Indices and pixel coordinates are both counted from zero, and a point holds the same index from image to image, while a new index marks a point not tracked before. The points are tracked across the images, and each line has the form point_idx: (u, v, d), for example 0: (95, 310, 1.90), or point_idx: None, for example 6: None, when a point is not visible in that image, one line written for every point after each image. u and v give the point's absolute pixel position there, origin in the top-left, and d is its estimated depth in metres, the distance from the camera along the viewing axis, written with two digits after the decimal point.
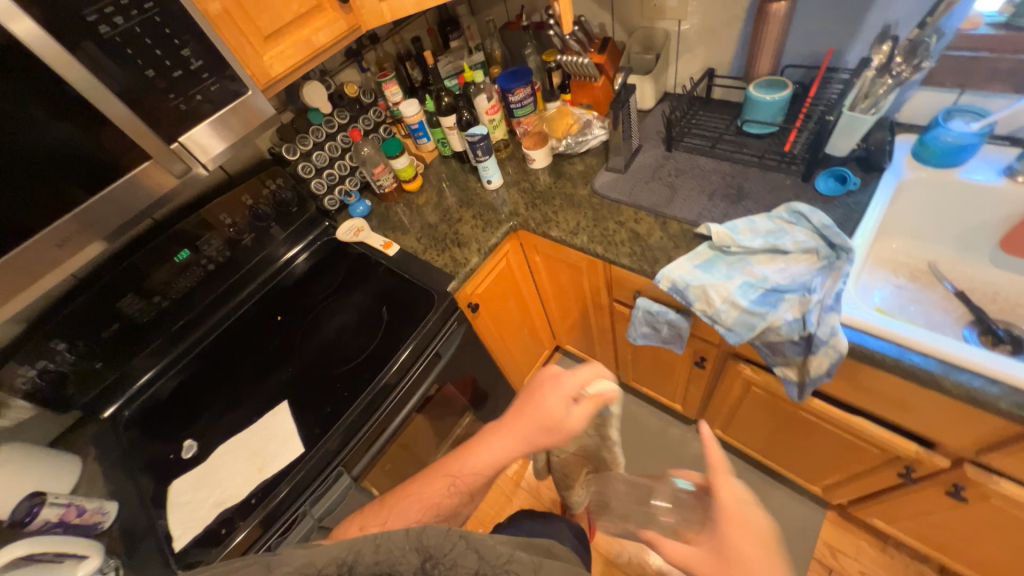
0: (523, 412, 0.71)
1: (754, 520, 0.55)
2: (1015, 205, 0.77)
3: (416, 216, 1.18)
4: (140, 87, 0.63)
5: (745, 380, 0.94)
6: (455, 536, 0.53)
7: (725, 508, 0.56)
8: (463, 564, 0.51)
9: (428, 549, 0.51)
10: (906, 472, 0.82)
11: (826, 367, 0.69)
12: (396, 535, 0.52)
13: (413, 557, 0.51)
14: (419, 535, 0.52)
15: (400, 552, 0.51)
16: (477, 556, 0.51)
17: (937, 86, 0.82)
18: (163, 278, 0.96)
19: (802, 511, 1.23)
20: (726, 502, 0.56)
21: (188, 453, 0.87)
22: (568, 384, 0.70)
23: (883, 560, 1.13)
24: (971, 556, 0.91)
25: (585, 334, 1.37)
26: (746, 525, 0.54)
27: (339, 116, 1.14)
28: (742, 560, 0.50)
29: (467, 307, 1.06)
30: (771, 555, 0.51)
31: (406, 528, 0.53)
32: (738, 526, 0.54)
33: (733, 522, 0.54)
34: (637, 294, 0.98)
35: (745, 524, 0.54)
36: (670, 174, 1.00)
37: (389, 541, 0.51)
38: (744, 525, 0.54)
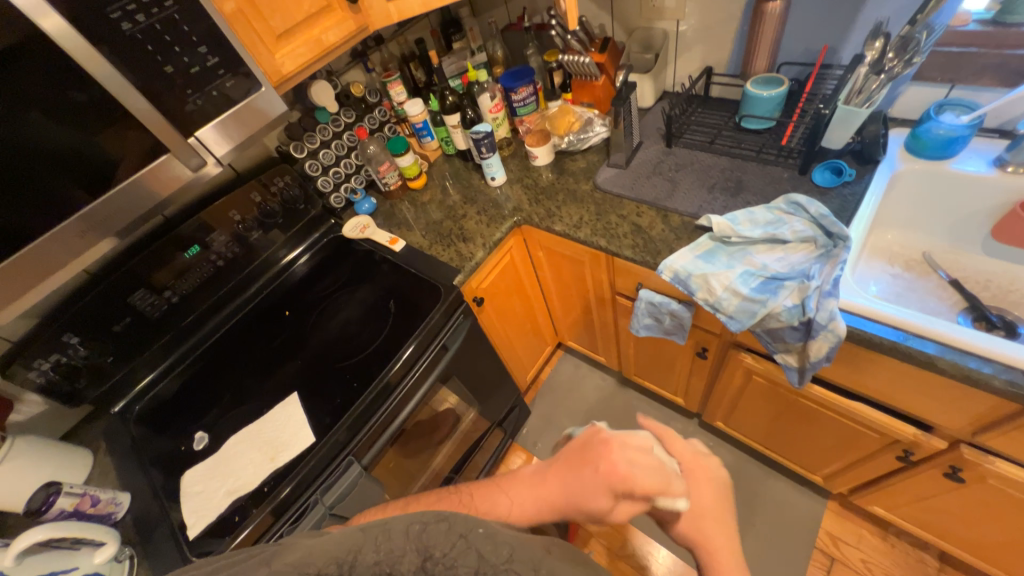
0: (565, 476, 0.55)
1: (709, 471, 0.59)
2: (1005, 195, 0.79)
3: (421, 213, 1.20)
4: (159, 82, 0.65)
5: (746, 369, 0.96)
6: (455, 534, 0.45)
7: (686, 464, 0.59)
8: (464, 563, 0.43)
9: (429, 547, 0.44)
10: (905, 456, 0.84)
11: (825, 351, 0.71)
12: (396, 535, 0.44)
13: (413, 557, 0.43)
14: (420, 532, 0.45)
15: (400, 551, 0.43)
16: (478, 555, 0.43)
17: (928, 82, 0.85)
18: (173, 275, 0.98)
19: (804, 501, 1.25)
20: (683, 457, 0.60)
21: (199, 444, 0.88)
22: (629, 472, 0.51)
23: (884, 548, 1.15)
24: (970, 539, 0.93)
25: (587, 329, 1.39)
26: (705, 475, 0.58)
27: (345, 115, 1.17)
28: (705, 512, 0.55)
29: (473, 301, 1.08)
30: (725, 497, 0.58)
31: (407, 527, 0.45)
32: (698, 478, 0.58)
33: (695, 475, 0.58)
34: (639, 286, 1.00)
35: (706, 477, 0.58)
36: (670, 168, 1.03)
37: (391, 539, 0.44)
38: (705, 476, 0.58)
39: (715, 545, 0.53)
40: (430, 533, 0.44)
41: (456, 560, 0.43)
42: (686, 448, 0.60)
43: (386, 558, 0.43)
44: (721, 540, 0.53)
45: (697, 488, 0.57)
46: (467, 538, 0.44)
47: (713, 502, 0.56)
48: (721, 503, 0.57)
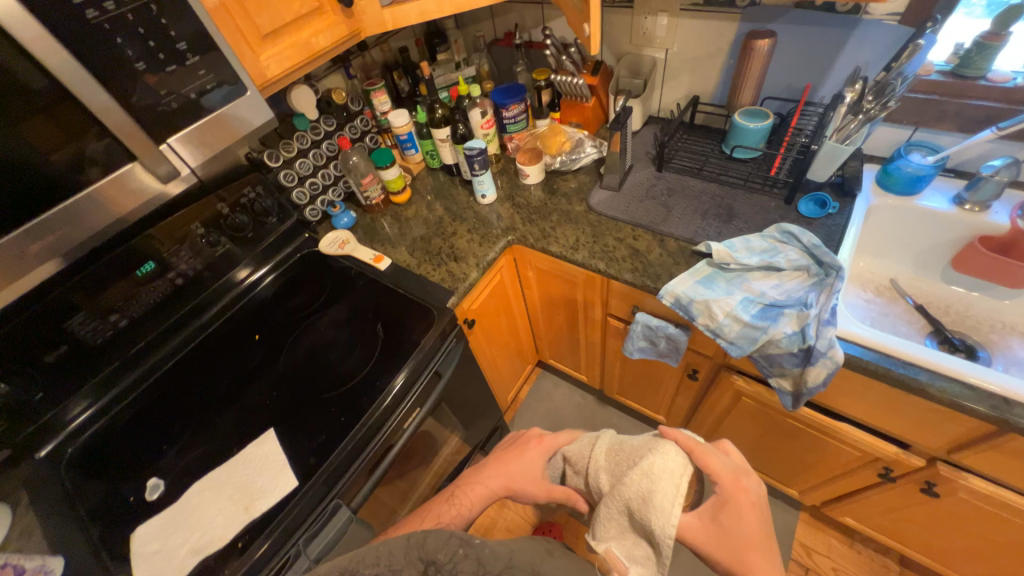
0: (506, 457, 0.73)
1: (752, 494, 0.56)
2: (963, 230, 0.87)
3: (405, 229, 1.13)
4: (126, 79, 0.57)
5: (736, 391, 0.98)
6: (454, 543, 0.49)
7: (730, 488, 0.56)
8: (463, 569, 0.47)
9: (431, 554, 0.48)
10: (885, 472, 0.89)
11: (823, 377, 0.73)
12: (396, 547, 0.48)
13: (415, 565, 0.47)
14: (420, 543, 0.49)
15: (400, 561, 0.47)
16: (477, 563, 0.48)
17: (896, 123, 0.92)
18: (121, 297, 0.85)
19: (779, 514, 1.29)
20: (725, 478, 0.57)
21: (153, 494, 0.75)
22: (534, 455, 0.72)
23: (853, 555, 1.21)
24: (932, 545, 1.00)
25: (572, 349, 1.38)
26: (748, 498, 0.56)
27: (325, 123, 1.10)
28: (748, 542, 0.54)
29: (464, 323, 1.03)
30: (763, 518, 0.56)
31: (407, 537, 0.49)
32: (743, 502, 0.56)
33: (741, 501, 0.56)
34: (635, 309, 1.00)
35: (750, 502, 0.56)
36: (663, 193, 1.05)
37: (391, 553, 0.47)
38: (748, 500, 0.56)
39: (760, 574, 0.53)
40: (430, 542, 0.49)
41: (456, 565, 0.47)
42: (726, 466, 0.57)
43: (387, 567, 0.46)
44: (764, 570, 0.53)
45: (741, 514, 0.55)
46: (465, 547, 0.49)
47: (753, 526, 0.55)
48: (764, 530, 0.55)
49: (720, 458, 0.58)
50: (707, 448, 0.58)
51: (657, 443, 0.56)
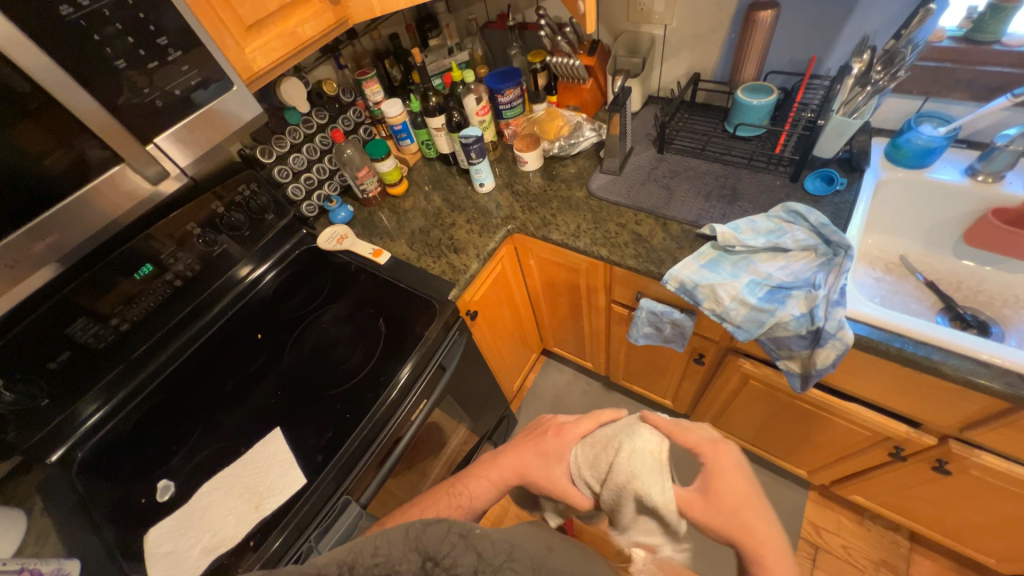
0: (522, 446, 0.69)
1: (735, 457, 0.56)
2: (976, 203, 0.85)
3: (403, 222, 1.12)
4: (108, 79, 0.55)
5: (744, 374, 0.97)
6: (454, 535, 0.44)
7: (710, 453, 0.56)
8: (464, 563, 0.42)
9: (428, 548, 0.43)
10: (895, 451, 0.88)
11: (832, 359, 0.72)
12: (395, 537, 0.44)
13: (414, 558, 0.42)
14: (418, 533, 0.44)
15: (399, 553, 0.42)
16: (478, 555, 0.43)
17: (906, 94, 0.89)
18: (121, 300, 0.85)
19: (788, 494, 1.29)
20: (705, 445, 0.57)
21: (163, 495, 0.76)
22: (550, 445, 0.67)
23: (863, 532, 1.21)
24: (942, 521, 1.00)
25: (576, 336, 1.37)
26: (732, 460, 0.55)
27: (317, 116, 1.08)
28: (741, 502, 0.52)
29: (466, 315, 1.02)
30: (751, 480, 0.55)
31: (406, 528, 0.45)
32: (725, 465, 0.55)
33: (724, 464, 0.55)
34: (638, 294, 0.99)
35: (734, 462, 0.55)
36: (665, 175, 1.03)
37: (390, 542, 0.43)
38: (732, 462, 0.55)
39: (760, 535, 0.50)
40: (429, 534, 0.44)
41: (456, 560, 0.42)
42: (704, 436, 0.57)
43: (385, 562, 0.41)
44: (763, 529, 0.51)
45: (727, 475, 0.54)
46: (467, 539, 0.44)
47: (743, 486, 0.53)
48: (753, 489, 0.54)
49: (696, 431, 0.59)
50: (683, 426, 0.59)
51: (633, 428, 0.58)
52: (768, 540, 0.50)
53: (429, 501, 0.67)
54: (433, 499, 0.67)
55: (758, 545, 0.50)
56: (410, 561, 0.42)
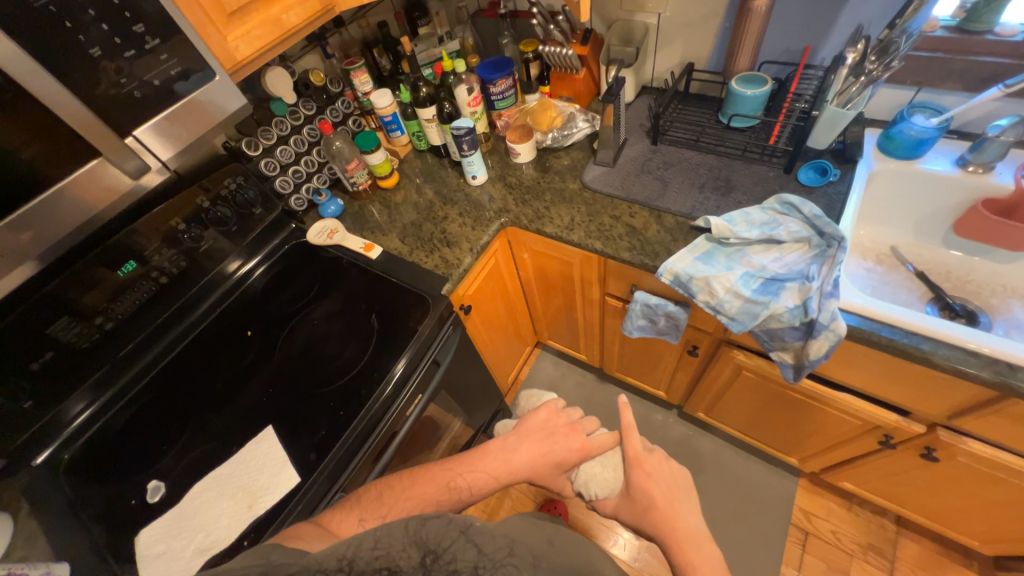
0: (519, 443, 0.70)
1: (653, 468, 0.70)
2: (966, 193, 0.86)
3: (395, 215, 1.10)
4: (83, 69, 0.53)
5: (737, 365, 0.98)
6: (455, 530, 0.44)
7: (633, 463, 0.71)
8: (464, 558, 0.41)
9: (428, 542, 0.42)
10: (885, 439, 0.89)
11: (825, 350, 0.72)
12: (397, 526, 0.44)
13: (414, 550, 0.42)
14: (418, 526, 0.44)
15: (399, 546, 0.42)
16: (478, 550, 0.42)
17: (899, 84, 0.89)
18: (105, 297, 0.82)
19: (780, 481, 1.31)
20: (631, 455, 0.71)
21: (154, 496, 0.74)
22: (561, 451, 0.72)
23: (851, 518, 1.24)
24: (928, 505, 1.02)
25: (569, 329, 1.37)
26: (651, 474, 0.70)
27: (304, 107, 1.05)
28: (652, 503, 0.68)
29: (460, 309, 1.01)
30: (668, 484, 0.70)
31: (405, 520, 0.45)
32: (642, 474, 0.70)
33: (640, 475, 0.70)
34: (632, 287, 0.98)
35: (649, 473, 0.70)
36: (659, 166, 1.02)
37: (389, 535, 0.43)
38: (649, 471, 0.70)
39: (672, 524, 0.66)
40: (429, 529, 0.44)
41: (456, 555, 0.42)
42: (637, 446, 0.70)
43: (381, 555, 0.41)
44: (679, 524, 0.65)
45: (643, 484, 0.69)
46: (466, 534, 0.44)
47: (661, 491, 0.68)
48: (670, 493, 0.69)
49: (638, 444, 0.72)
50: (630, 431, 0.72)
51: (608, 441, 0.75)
52: (684, 534, 0.64)
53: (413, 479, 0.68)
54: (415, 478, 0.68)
55: (677, 538, 0.64)
56: (411, 560, 0.41)
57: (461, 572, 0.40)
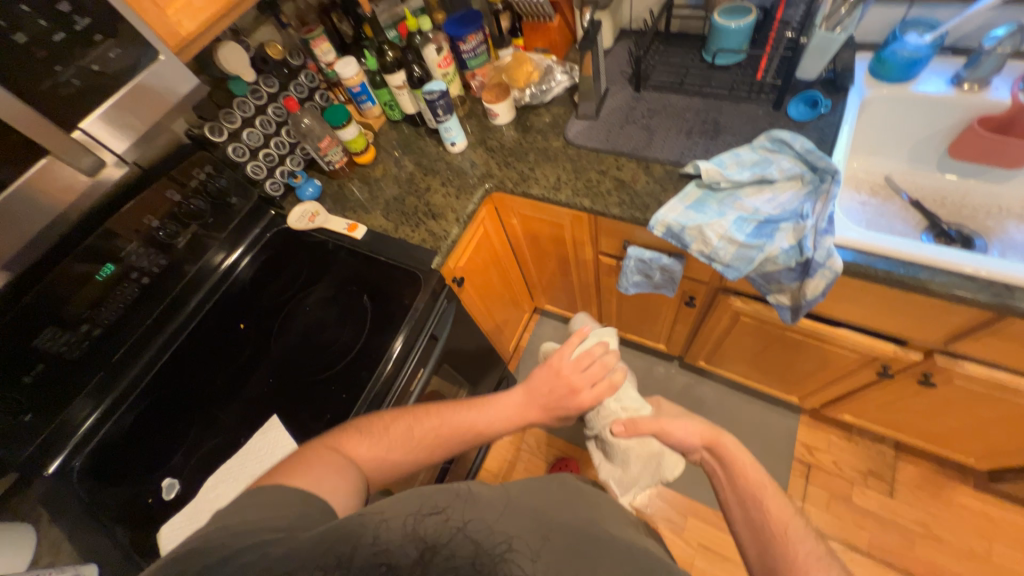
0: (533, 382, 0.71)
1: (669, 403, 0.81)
2: (961, 112, 0.82)
3: (375, 192, 1.06)
4: (12, 59, 0.49)
5: (734, 311, 0.98)
6: (453, 526, 0.44)
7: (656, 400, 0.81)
8: (463, 554, 0.42)
9: (426, 539, 0.43)
10: (883, 370, 0.90)
11: (822, 289, 0.71)
12: (393, 524, 0.44)
13: (413, 547, 0.42)
14: (416, 523, 0.44)
15: (399, 542, 0.42)
16: (476, 544, 0.43)
17: (889, 2, 0.85)
18: (88, 303, 0.80)
19: (782, 420, 1.34)
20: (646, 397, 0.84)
21: (170, 493, 0.76)
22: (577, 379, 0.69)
23: (851, 447, 1.28)
24: (925, 428, 1.05)
25: (566, 291, 1.36)
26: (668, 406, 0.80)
27: (265, 84, 0.99)
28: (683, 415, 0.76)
29: (453, 282, 1.00)
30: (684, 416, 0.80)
31: (404, 520, 0.45)
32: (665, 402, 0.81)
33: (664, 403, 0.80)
34: (625, 243, 0.97)
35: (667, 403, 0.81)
36: (643, 115, 0.98)
37: (389, 530, 0.43)
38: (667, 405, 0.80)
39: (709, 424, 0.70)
40: (427, 526, 0.44)
41: (454, 548, 0.42)
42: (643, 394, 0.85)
43: (385, 548, 0.42)
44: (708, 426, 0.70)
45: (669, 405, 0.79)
46: (465, 531, 0.44)
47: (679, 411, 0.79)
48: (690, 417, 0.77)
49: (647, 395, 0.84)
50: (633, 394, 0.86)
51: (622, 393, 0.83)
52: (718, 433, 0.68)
53: (398, 416, 0.65)
54: (405, 420, 0.64)
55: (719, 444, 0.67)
56: (409, 557, 0.41)
57: (460, 568, 0.40)
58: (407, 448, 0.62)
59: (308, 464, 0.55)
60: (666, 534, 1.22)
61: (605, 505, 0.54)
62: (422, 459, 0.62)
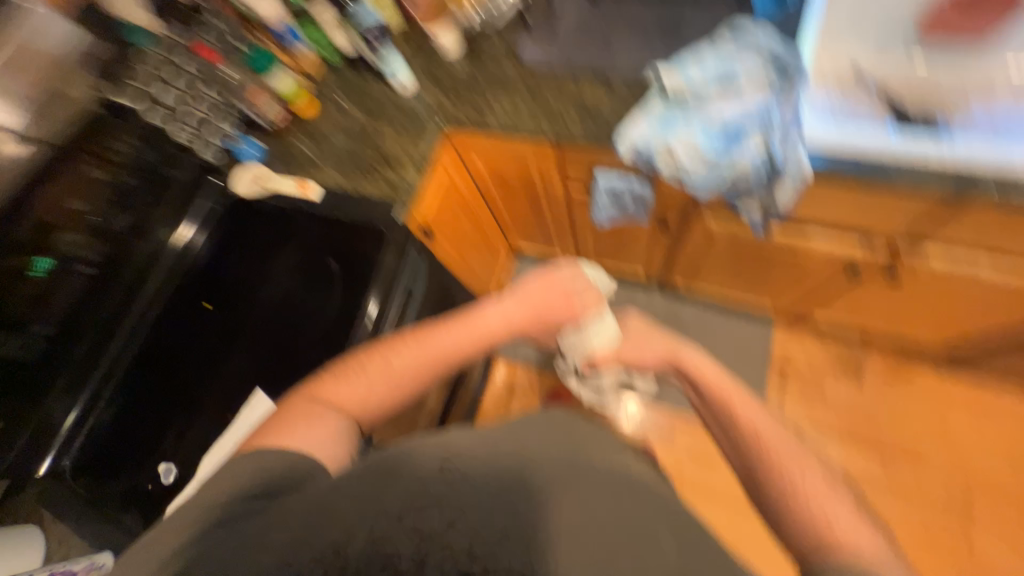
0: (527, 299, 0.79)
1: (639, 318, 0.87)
2: None
3: (324, 146, 0.98)
4: None
5: (709, 230, 0.97)
6: (445, 520, 0.44)
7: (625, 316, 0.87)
8: (458, 543, 0.42)
9: (422, 529, 0.43)
10: (852, 272, 0.93)
11: (791, 196, 0.74)
12: (388, 521, 0.44)
13: (409, 540, 0.42)
14: (410, 518, 0.44)
15: (394, 535, 0.43)
16: (472, 535, 0.43)
17: None
18: (29, 301, 0.80)
19: (760, 329, 1.40)
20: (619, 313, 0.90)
21: (169, 477, 0.77)
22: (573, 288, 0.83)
23: (824, 347, 1.35)
24: (891, 321, 1.10)
25: (541, 230, 1.33)
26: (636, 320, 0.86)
27: (176, 34, 0.90)
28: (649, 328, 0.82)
29: (421, 232, 0.97)
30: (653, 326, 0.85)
31: (399, 517, 0.44)
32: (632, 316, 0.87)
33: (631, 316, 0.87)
34: (592, 169, 0.91)
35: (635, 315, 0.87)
36: (602, 28, 0.90)
37: (384, 525, 0.43)
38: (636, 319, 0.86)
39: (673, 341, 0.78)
40: (422, 520, 0.44)
41: (450, 539, 0.42)
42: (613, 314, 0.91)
43: (379, 544, 0.42)
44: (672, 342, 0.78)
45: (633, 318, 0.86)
46: (459, 524, 0.44)
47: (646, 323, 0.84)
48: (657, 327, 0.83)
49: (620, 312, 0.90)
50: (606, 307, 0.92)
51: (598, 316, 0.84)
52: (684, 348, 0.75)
53: (370, 354, 0.66)
54: (376, 357, 0.66)
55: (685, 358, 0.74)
56: (405, 555, 0.41)
57: (455, 558, 0.41)
58: (383, 379, 0.64)
59: (293, 418, 0.59)
60: (656, 448, 1.30)
61: (593, 462, 0.54)
62: (405, 389, 0.65)
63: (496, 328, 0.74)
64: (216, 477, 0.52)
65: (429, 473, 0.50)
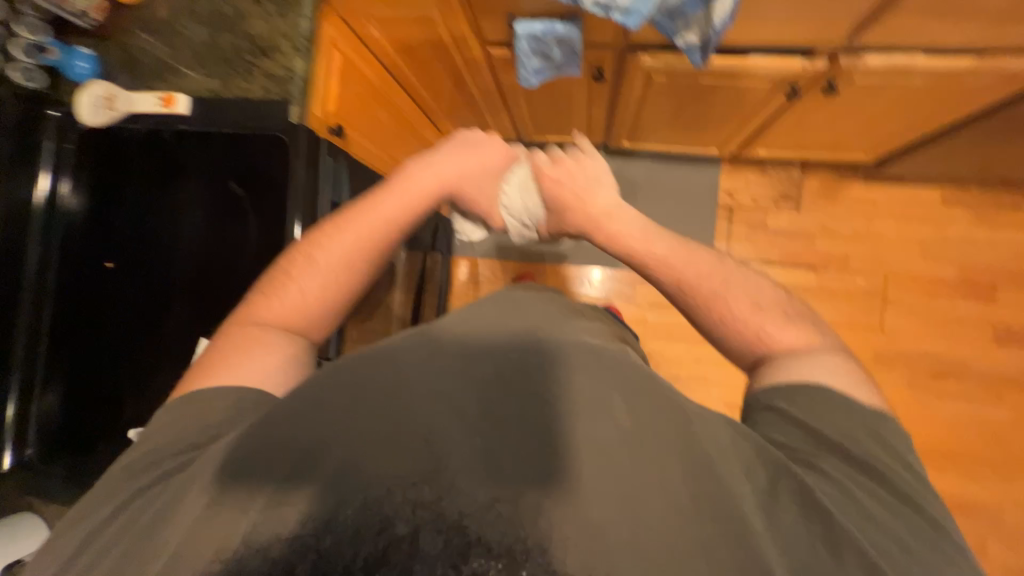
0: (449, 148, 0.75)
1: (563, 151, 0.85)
2: None
3: (173, 39, 0.77)
4: None
5: (646, 72, 0.89)
6: (447, 473, 0.34)
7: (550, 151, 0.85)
8: (462, 505, 0.33)
9: (419, 494, 0.33)
10: (792, 91, 0.89)
11: (727, 11, 0.64)
12: (375, 489, 0.33)
13: (404, 507, 0.32)
14: (403, 490, 0.33)
15: (388, 504, 0.32)
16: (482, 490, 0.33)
17: None
18: None
19: (707, 174, 1.40)
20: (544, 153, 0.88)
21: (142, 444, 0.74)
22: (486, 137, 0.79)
23: (766, 178, 1.38)
24: (829, 138, 1.11)
25: (469, 107, 1.19)
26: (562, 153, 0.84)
27: None
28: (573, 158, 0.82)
29: (331, 132, 0.83)
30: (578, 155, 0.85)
31: (386, 485, 0.33)
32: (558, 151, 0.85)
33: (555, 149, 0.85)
34: (511, 18, 0.79)
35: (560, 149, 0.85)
36: None
37: (373, 491, 0.32)
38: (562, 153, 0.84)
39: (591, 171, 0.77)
40: (422, 486, 0.33)
41: (454, 501, 0.32)
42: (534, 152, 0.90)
43: (364, 519, 0.32)
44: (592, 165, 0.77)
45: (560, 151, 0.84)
46: (464, 479, 0.33)
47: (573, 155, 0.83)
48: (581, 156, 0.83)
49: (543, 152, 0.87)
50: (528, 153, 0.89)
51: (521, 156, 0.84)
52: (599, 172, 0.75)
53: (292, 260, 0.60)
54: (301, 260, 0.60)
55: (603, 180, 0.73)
56: (400, 531, 0.31)
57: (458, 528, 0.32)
58: (320, 280, 0.59)
59: (225, 351, 0.52)
60: (621, 306, 1.38)
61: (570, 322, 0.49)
62: (345, 292, 0.61)
63: (425, 202, 0.67)
64: (145, 440, 0.46)
65: (364, 416, 0.36)
